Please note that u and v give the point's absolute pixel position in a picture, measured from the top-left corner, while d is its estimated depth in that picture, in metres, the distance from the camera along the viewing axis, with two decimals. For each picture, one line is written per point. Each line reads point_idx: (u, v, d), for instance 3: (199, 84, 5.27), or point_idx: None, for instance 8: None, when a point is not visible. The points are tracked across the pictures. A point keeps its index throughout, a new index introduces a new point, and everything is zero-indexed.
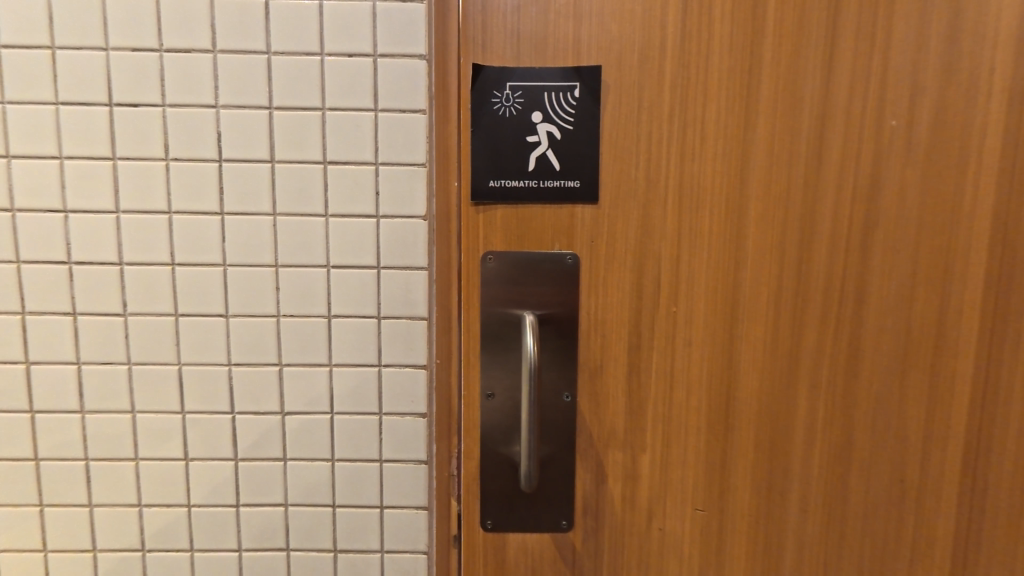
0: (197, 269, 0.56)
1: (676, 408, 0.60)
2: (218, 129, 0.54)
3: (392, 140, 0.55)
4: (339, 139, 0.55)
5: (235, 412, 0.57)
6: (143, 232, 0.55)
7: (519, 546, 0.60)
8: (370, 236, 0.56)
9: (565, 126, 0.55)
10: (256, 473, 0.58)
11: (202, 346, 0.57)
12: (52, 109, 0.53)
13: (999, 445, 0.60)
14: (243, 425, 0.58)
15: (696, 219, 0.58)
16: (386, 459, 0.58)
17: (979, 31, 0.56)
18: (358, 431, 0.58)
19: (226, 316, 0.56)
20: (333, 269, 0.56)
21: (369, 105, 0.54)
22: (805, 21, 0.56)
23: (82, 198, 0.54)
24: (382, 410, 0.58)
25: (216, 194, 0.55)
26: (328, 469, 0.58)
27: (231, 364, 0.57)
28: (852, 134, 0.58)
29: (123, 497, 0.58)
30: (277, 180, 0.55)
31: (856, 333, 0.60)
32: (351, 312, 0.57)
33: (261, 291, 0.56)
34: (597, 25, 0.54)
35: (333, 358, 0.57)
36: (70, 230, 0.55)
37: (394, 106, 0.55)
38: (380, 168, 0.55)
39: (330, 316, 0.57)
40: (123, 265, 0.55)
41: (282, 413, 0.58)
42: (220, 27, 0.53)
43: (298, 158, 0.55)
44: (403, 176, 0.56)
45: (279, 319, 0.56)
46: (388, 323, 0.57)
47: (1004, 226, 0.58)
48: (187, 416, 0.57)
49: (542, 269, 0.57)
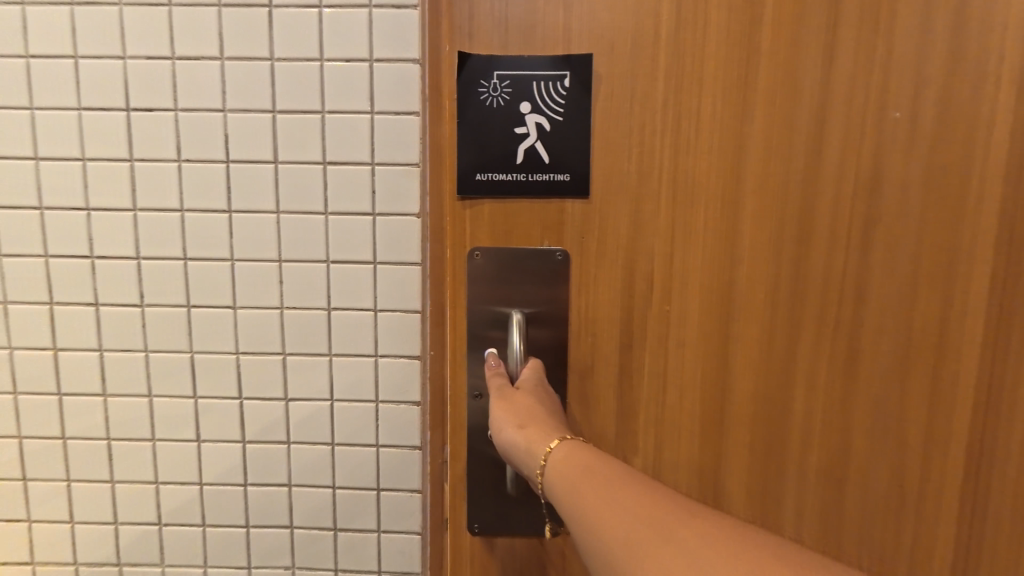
0: (159, 260, 0.54)
1: (669, 409, 0.58)
2: (183, 126, 0.52)
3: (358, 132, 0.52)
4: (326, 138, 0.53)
5: (198, 396, 0.56)
6: (117, 230, 0.54)
7: (507, 551, 0.59)
8: (365, 235, 0.54)
9: (555, 117, 0.53)
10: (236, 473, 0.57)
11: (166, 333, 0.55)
12: (28, 115, 0.52)
13: (1004, 447, 0.58)
14: (212, 421, 0.56)
15: (691, 214, 0.56)
16: (383, 444, 0.56)
17: (985, 20, 0.53)
18: (353, 419, 0.56)
19: (187, 306, 0.55)
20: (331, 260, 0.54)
21: (365, 108, 0.52)
22: (805, 8, 0.54)
23: (57, 194, 0.53)
24: (378, 398, 0.56)
25: (197, 187, 0.53)
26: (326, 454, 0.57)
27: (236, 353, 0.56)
28: (853, 126, 0.55)
29: (100, 510, 0.57)
30: (254, 172, 0.53)
31: (856, 332, 0.58)
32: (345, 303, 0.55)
33: (239, 287, 0.55)
34: (588, 13, 0.52)
35: (331, 347, 0.55)
36: (46, 227, 0.54)
37: (390, 108, 0.52)
38: (377, 168, 0.53)
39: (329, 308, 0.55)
40: (95, 256, 0.54)
41: (285, 400, 0.56)
42: (190, 15, 0.51)
43: (257, 153, 0.53)
44: (395, 175, 0.53)
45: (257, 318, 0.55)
46: (384, 316, 0.55)
47: (1011, 222, 0.56)
48: (164, 417, 0.56)
49: (530, 266, 0.55)
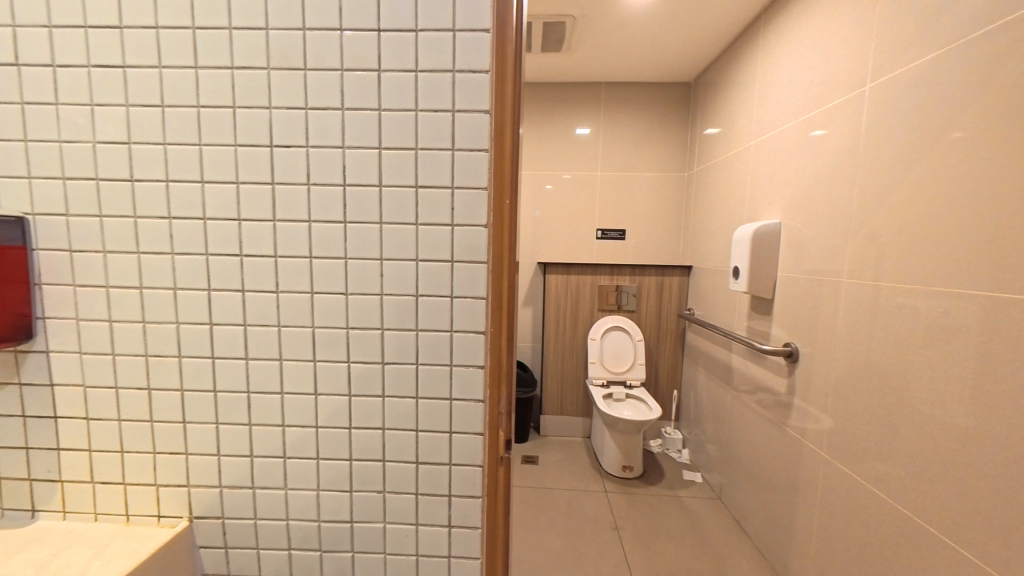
0: (224, 264, 0.52)
1: None
2: (248, 117, 0.50)
3: (436, 127, 0.49)
4: (391, 129, 0.49)
5: (286, 425, 0.53)
6: (176, 231, 0.52)
7: None
8: (443, 244, 0.50)
9: None
10: (269, 473, 0.54)
11: (229, 348, 0.53)
12: (89, 110, 0.51)
13: None
14: (268, 437, 0.53)
15: None
16: (455, 462, 0.53)
17: None
18: (410, 441, 0.52)
19: (244, 324, 0.52)
20: (387, 263, 0.50)
21: (446, 106, 0.48)
22: None
23: (112, 194, 0.51)
24: (452, 428, 0.52)
25: (254, 184, 0.51)
26: (380, 478, 0.53)
27: (283, 359, 0.52)
28: None
29: (145, 512, 0.55)
30: (312, 167, 0.50)
31: None
32: (406, 314, 0.51)
33: (295, 296, 0.52)
34: None
35: (387, 358, 0.52)
36: (102, 226, 0.52)
37: (472, 105, 0.48)
38: (457, 154, 0.49)
39: (384, 327, 0.51)
40: (174, 254, 0.52)
41: (319, 426, 0.53)
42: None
43: (326, 143, 0.50)
44: (474, 169, 0.49)
45: (315, 330, 0.52)
46: (460, 336, 0.51)
47: None
48: (218, 427, 0.54)
49: None
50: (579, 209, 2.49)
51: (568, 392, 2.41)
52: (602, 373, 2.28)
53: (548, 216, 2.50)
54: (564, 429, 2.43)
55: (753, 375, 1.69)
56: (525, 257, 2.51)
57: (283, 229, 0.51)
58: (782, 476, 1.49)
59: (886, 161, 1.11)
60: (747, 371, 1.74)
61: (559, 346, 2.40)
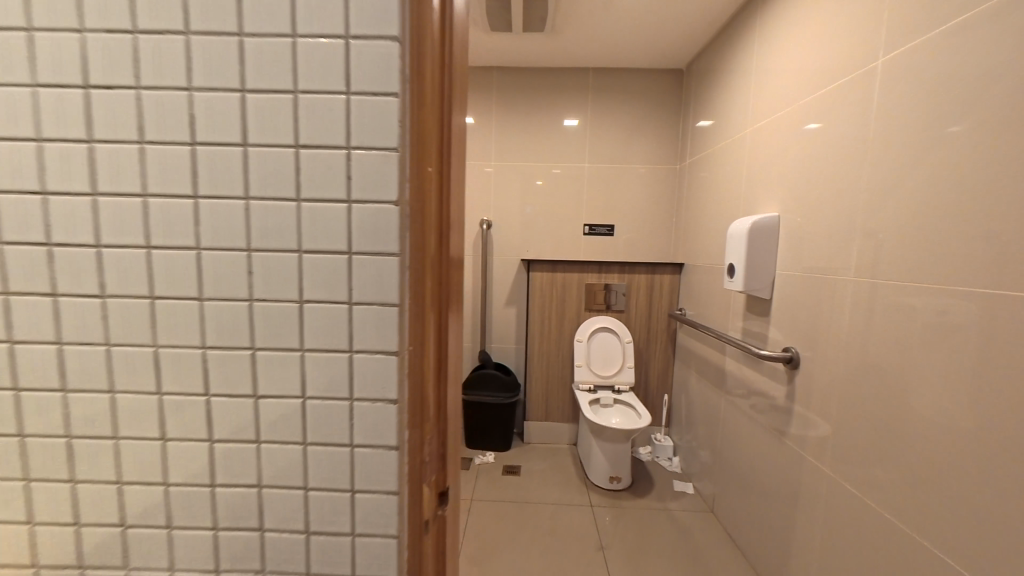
0: (27, 258, 0.36)
1: None
2: (46, 37, 0.34)
3: (325, 61, 0.34)
4: (261, 62, 0.34)
5: (123, 482, 0.38)
6: None
7: None
8: (336, 230, 0.35)
9: None
10: (103, 549, 0.39)
11: (38, 377, 0.37)
12: None
13: None
14: (101, 499, 0.38)
15: None
16: (360, 534, 0.38)
17: None
18: (297, 504, 0.38)
19: (58, 343, 0.37)
20: (257, 256, 0.35)
21: (339, 31, 0.34)
22: None
23: None
24: (355, 487, 0.37)
25: (62, 141, 0.35)
26: (256, 555, 0.38)
27: (117, 393, 0.37)
28: None
29: None
30: (147, 118, 0.34)
31: None
32: (287, 330, 0.36)
33: (128, 301, 0.36)
34: None
35: (261, 391, 0.37)
36: None
37: (379, 29, 0.33)
38: (353, 100, 0.34)
39: (256, 348, 0.36)
40: None
41: (168, 486, 0.38)
42: None
43: (168, 84, 0.34)
44: (377, 122, 0.34)
45: (159, 350, 0.37)
46: (364, 360, 0.36)
47: None
48: (31, 485, 0.38)
49: None
50: (567, 203, 2.34)
51: (554, 396, 2.27)
52: (589, 377, 2.15)
53: (533, 210, 2.35)
54: (550, 436, 2.29)
55: (748, 380, 1.56)
56: (509, 254, 2.36)
57: (109, 204, 0.35)
58: (779, 491, 1.36)
59: (891, 142, 0.98)
60: (741, 376, 1.61)
61: (544, 348, 2.25)
